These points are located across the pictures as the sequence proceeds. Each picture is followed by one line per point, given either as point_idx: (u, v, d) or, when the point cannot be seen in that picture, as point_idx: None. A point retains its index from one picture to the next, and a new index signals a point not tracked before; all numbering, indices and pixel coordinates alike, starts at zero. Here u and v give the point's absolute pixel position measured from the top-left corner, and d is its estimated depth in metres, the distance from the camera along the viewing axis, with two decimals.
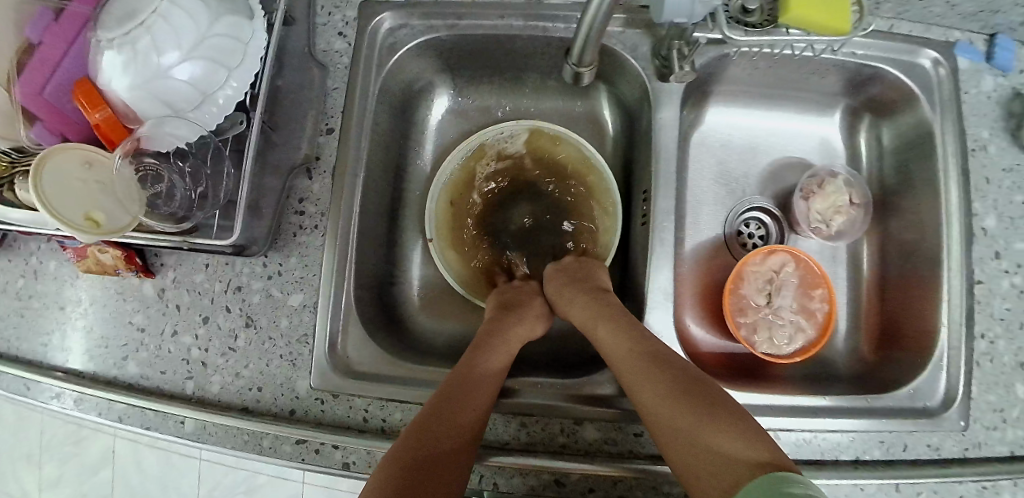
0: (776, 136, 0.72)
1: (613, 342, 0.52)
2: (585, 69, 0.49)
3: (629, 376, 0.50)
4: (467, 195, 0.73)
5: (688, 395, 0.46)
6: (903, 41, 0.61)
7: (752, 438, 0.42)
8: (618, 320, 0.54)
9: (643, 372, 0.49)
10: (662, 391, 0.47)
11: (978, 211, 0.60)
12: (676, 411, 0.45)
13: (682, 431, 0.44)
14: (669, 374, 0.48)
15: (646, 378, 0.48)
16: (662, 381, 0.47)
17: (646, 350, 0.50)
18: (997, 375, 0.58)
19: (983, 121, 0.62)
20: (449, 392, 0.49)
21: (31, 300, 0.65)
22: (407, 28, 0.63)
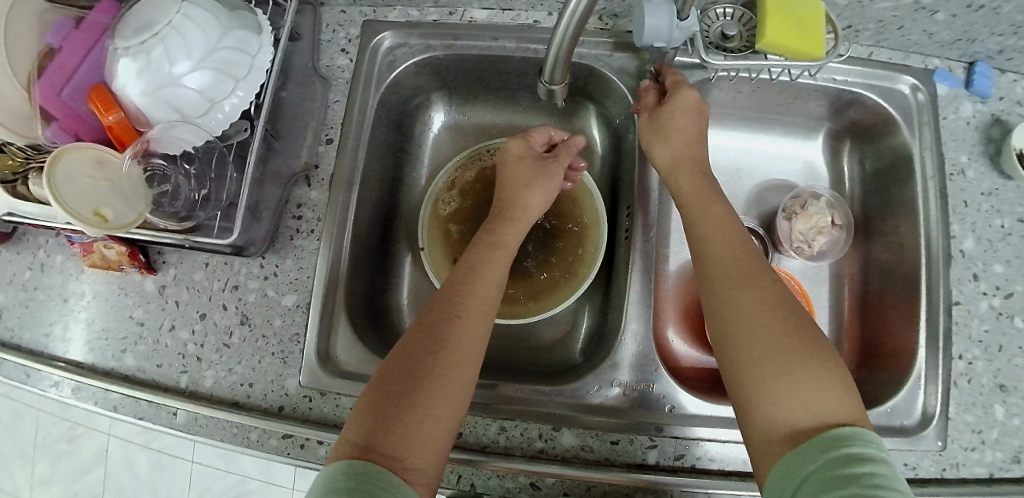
0: (761, 158, 0.74)
1: (723, 251, 0.50)
2: (558, 86, 0.49)
3: (714, 293, 0.49)
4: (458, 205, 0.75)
5: (784, 326, 0.44)
6: (881, 68, 0.63)
7: (837, 392, 0.41)
8: (730, 235, 0.52)
9: (738, 282, 0.48)
10: (756, 311, 0.45)
11: (957, 233, 0.61)
12: (765, 341, 0.44)
13: (759, 354, 0.44)
14: (767, 296, 0.46)
15: (737, 300, 0.47)
16: (757, 302, 0.46)
17: (743, 269, 0.48)
18: (976, 396, 0.58)
19: (961, 146, 0.63)
20: (444, 312, 0.50)
21: (37, 292, 0.69)
22: (405, 46, 0.66)
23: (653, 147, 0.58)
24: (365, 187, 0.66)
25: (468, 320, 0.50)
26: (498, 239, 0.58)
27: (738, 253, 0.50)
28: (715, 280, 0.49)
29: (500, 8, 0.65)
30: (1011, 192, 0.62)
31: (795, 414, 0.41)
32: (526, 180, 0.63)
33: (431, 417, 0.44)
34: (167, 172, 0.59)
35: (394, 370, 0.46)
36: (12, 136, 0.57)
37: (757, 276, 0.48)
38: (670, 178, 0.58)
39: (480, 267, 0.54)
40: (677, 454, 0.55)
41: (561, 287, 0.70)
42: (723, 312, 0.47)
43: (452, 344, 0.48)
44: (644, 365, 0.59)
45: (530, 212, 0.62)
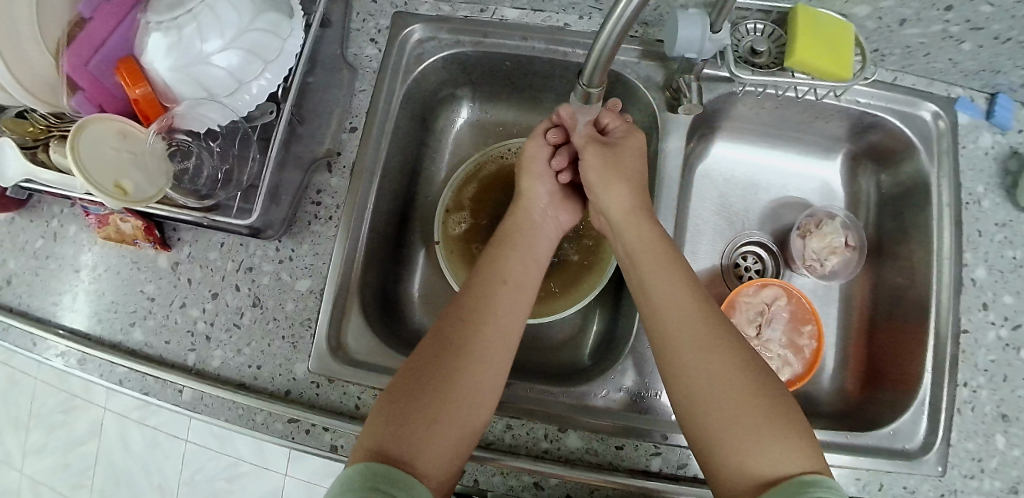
0: (778, 175, 0.75)
1: (679, 311, 0.50)
2: (596, 89, 0.49)
3: (673, 358, 0.48)
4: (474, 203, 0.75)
5: (745, 382, 0.45)
6: (904, 94, 0.64)
7: (801, 441, 0.42)
8: (689, 292, 0.51)
9: (702, 345, 0.47)
10: (720, 366, 0.46)
11: (969, 262, 0.62)
12: (732, 396, 0.45)
13: (728, 412, 0.44)
14: (727, 352, 0.47)
15: (701, 357, 0.47)
16: (718, 360, 0.46)
17: (701, 326, 0.48)
18: (978, 425, 0.58)
19: (978, 176, 0.64)
20: (432, 347, 0.50)
21: (48, 260, 0.69)
22: (435, 40, 0.66)
23: (604, 191, 0.59)
24: (385, 178, 0.66)
25: (491, 317, 0.52)
26: (513, 237, 0.61)
27: (696, 309, 0.50)
28: (673, 343, 0.48)
29: (531, 9, 0.65)
30: None
31: (769, 468, 0.41)
32: (541, 171, 0.65)
33: (446, 418, 0.46)
34: (190, 149, 0.60)
35: (402, 380, 0.48)
36: (40, 105, 0.57)
37: (715, 333, 0.48)
38: (620, 227, 0.58)
39: (496, 268, 0.57)
40: (681, 463, 0.55)
41: (574, 291, 0.70)
42: (687, 375, 0.47)
43: (464, 345, 0.50)
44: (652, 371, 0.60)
45: (535, 195, 0.65)
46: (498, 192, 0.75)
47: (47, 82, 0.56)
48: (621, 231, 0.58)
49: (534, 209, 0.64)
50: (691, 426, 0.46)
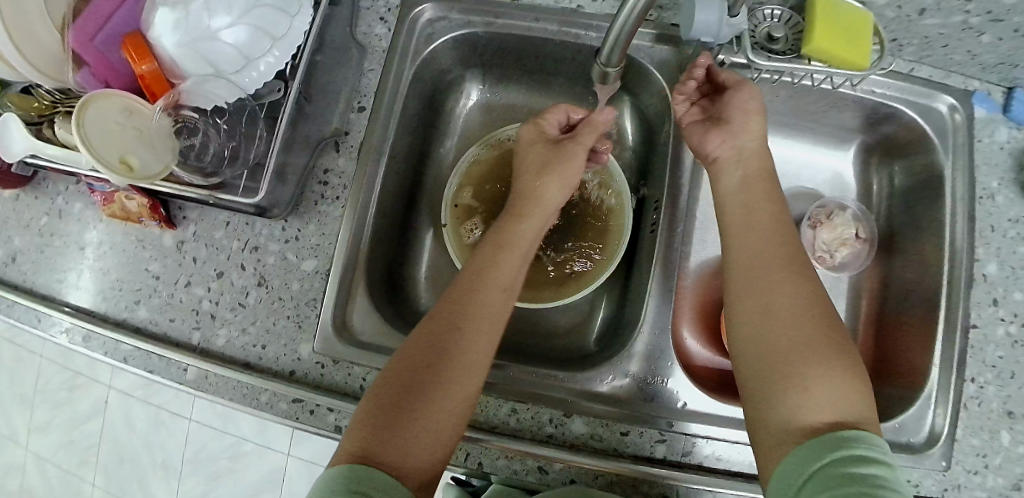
0: (789, 165, 0.74)
1: (765, 251, 0.50)
2: (614, 68, 0.50)
3: (742, 290, 0.50)
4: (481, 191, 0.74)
5: (815, 323, 0.46)
6: (922, 85, 0.62)
7: (852, 401, 0.43)
8: (775, 232, 0.52)
9: (774, 281, 0.49)
10: (789, 309, 0.47)
11: (980, 257, 0.61)
12: (792, 329, 0.46)
13: (788, 352, 0.45)
14: (802, 292, 0.48)
15: (765, 294, 0.48)
16: (792, 308, 0.47)
17: (787, 262, 0.50)
18: (984, 420, 0.58)
19: (993, 171, 0.63)
20: (431, 338, 0.49)
21: (53, 238, 0.69)
22: (445, 20, 0.65)
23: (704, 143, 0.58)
24: (393, 159, 0.65)
25: (473, 322, 0.51)
26: (509, 239, 0.58)
27: (779, 255, 0.50)
28: (750, 279, 0.50)
29: None
30: None
31: (812, 411, 0.43)
32: (543, 167, 0.62)
33: (427, 421, 0.46)
34: (198, 125, 0.59)
35: (387, 382, 0.48)
36: (47, 80, 0.56)
37: (794, 276, 0.49)
38: (716, 173, 0.57)
39: (489, 274, 0.54)
40: (685, 451, 0.55)
41: (584, 274, 0.70)
42: (757, 308, 0.48)
43: (449, 354, 0.49)
44: (658, 359, 0.59)
45: (545, 199, 0.62)
46: (502, 174, 0.74)
47: (52, 57, 0.55)
48: (722, 171, 0.57)
49: (540, 211, 0.61)
50: (744, 361, 0.48)
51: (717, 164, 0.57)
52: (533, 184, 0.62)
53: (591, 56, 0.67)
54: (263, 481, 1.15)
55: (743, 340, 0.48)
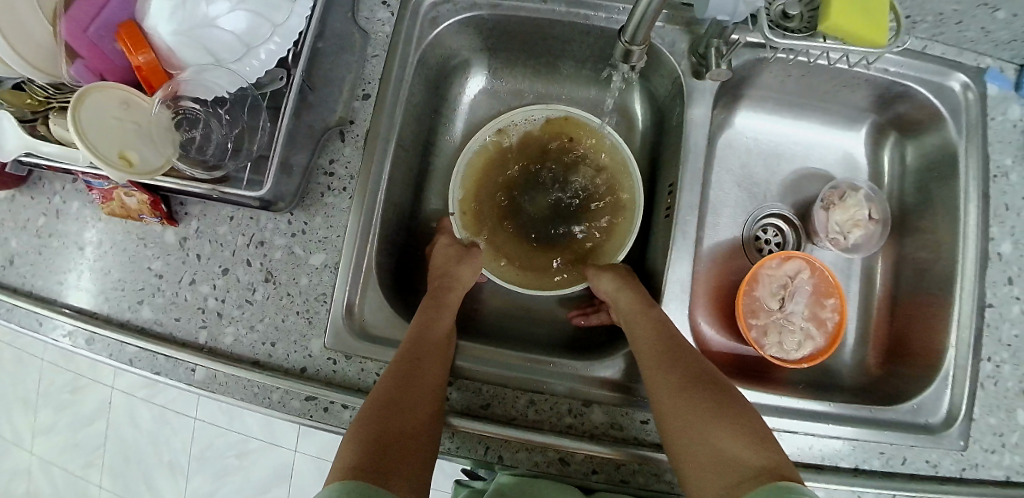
0: (800, 147, 0.73)
1: (657, 334, 0.55)
2: (638, 47, 0.50)
3: (648, 371, 0.54)
4: (484, 190, 0.72)
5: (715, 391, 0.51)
6: (936, 63, 0.61)
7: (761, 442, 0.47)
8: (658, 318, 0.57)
9: (673, 364, 0.53)
10: (696, 403, 0.50)
11: (995, 236, 0.61)
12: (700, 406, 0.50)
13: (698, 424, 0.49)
14: (698, 376, 0.52)
15: (675, 391, 0.51)
16: (690, 399, 0.50)
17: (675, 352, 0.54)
18: (1000, 399, 0.58)
19: (1007, 148, 0.62)
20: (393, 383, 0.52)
21: (51, 238, 0.67)
22: (450, 3, 0.63)
23: (605, 271, 0.64)
24: (400, 149, 0.64)
25: (430, 373, 0.54)
26: (447, 300, 0.62)
27: (673, 349, 0.54)
28: (654, 357, 0.54)
29: None
30: None
31: (730, 458, 0.47)
32: (454, 259, 0.66)
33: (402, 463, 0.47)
34: (201, 116, 0.56)
35: (358, 436, 0.48)
36: (38, 75, 0.54)
37: (687, 359, 0.54)
38: (619, 292, 0.60)
39: (431, 328, 0.57)
40: None
41: (610, 245, 0.69)
42: (665, 395, 0.52)
43: (408, 401, 0.51)
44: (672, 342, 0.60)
45: (464, 284, 0.64)
46: (500, 173, 0.72)
47: (44, 50, 0.53)
48: (618, 300, 0.60)
49: (461, 294, 0.64)
50: (664, 423, 0.51)
51: (615, 293, 0.61)
52: (450, 270, 0.65)
53: (599, 38, 0.65)
54: (271, 478, 1.14)
55: (659, 407, 0.52)
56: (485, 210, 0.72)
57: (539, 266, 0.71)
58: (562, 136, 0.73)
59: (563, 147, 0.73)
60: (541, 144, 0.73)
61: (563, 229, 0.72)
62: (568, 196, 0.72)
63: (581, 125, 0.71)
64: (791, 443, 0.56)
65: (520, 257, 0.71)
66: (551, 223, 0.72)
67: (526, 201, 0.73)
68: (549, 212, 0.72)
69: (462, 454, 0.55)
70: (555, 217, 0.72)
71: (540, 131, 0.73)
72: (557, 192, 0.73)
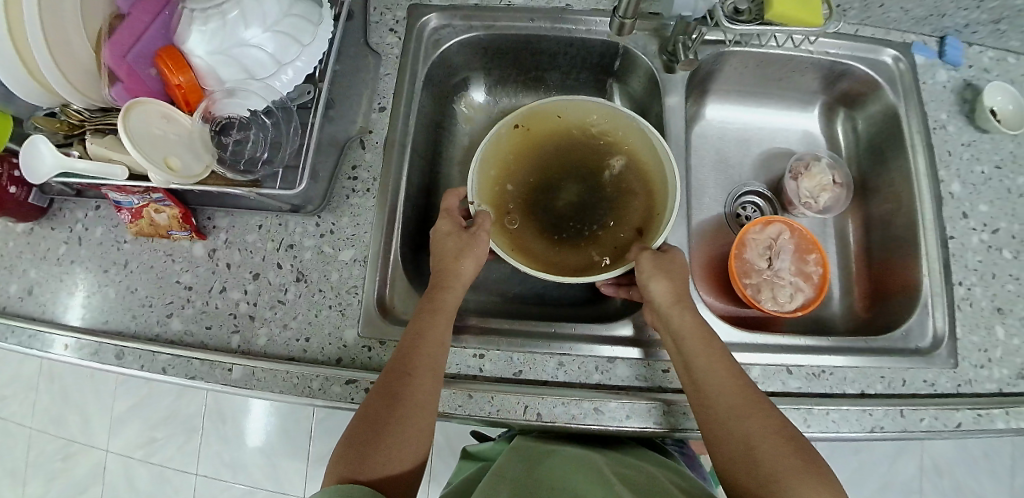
0: (766, 130, 0.82)
1: (724, 375, 0.54)
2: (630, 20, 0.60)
3: (711, 408, 0.52)
4: (508, 207, 0.69)
5: (782, 434, 0.50)
6: (867, 42, 0.73)
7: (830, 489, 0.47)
8: (716, 350, 0.55)
9: (738, 404, 0.52)
10: (768, 449, 0.49)
11: (945, 178, 0.69)
12: (773, 453, 0.49)
13: (766, 474, 0.48)
14: (763, 418, 0.51)
15: (747, 439, 0.50)
16: (763, 445, 0.49)
17: (740, 390, 0.53)
18: (978, 318, 0.65)
19: (940, 106, 0.72)
20: (381, 419, 0.51)
21: (72, 265, 0.68)
22: (450, 27, 0.72)
23: (652, 282, 0.58)
24: (414, 153, 0.70)
25: (419, 389, 0.53)
26: (441, 303, 0.59)
27: (741, 391, 0.53)
28: (721, 399, 0.52)
29: None
30: (987, 144, 0.70)
31: None
32: (456, 250, 0.61)
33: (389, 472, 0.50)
34: (248, 122, 0.61)
35: (343, 453, 0.51)
36: (79, 98, 0.58)
37: (758, 403, 0.52)
38: (670, 314, 0.57)
39: (423, 341, 0.55)
40: None
41: (651, 184, 0.68)
42: (731, 440, 0.50)
43: (396, 417, 0.51)
44: None
45: (464, 279, 0.61)
46: (515, 185, 0.70)
47: (89, 78, 0.58)
48: (670, 320, 0.57)
49: (461, 291, 0.61)
50: (730, 466, 0.50)
51: (664, 311, 0.57)
52: (448, 265, 0.61)
53: (581, 48, 0.74)
54: None
55: (721, 451, 0.51)
56: (522, 224, 0.69)
57: (610, 252, 0.68)
58: (559, 131, 0.72)
59: (566, 144, 0.72)
60: (546, 146, 0.72)
61: (604, 211, 0.70)
62: (592, 180, 0.72)
63: (570, 110, 0.71)
64: (801, 376, 0.61)
65: (575, 255, 0.68)
66: (588, 212, 0.71)
67: (555, 198, 0.71)
68: (581, 205, 0.71)
69: (504, 416, 0.57)
70: (591, 205, 0.71)
71: (538, 134, 0.72)
72: (579, 181, 0.72)
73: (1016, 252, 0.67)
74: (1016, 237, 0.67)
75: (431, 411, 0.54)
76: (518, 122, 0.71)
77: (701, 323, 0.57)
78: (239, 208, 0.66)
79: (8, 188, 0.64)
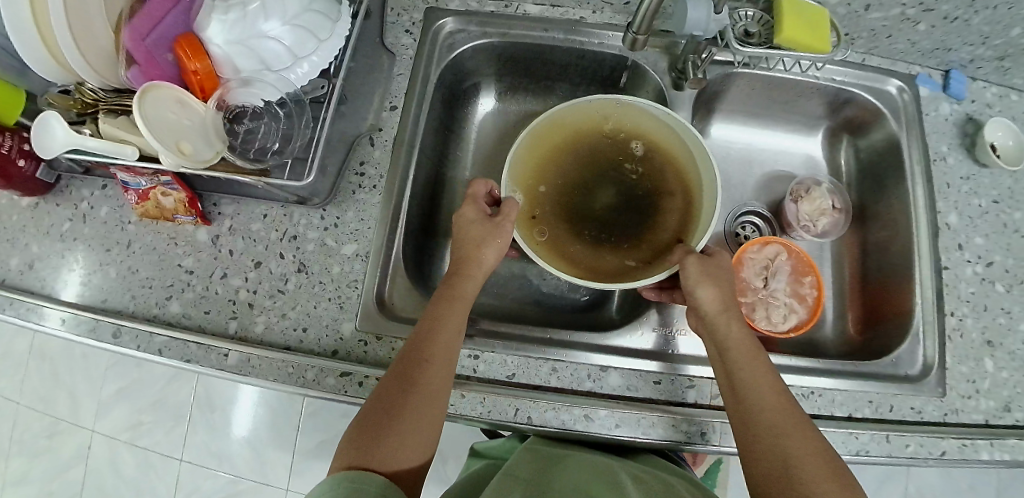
0: (768, 152, 0.84)
1: (770, 391, 0.54)
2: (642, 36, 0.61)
3: (751, 421, 0.52)
4: (544, 213, 0.70)
5: (822, 456, 0.50)
6: (873, 72, 0.74)
7: None
8: (761, 365, 0.55)
9: (779, 420, 0.52)
10: (807, 469, 0.49)
11: (942, 209, 0.70)
12: (812, 472, 0.48)
13: (801, 493, 0.48)
14: (804, 437, 0.51)
15: (784, 455, 0.50)
16: (801, 464, 0.49)
17: (784, 406, 0.53)
18: (968, 349, 0.65)
19: (942, 138, 0.73)
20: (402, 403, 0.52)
21: (75, 243, 0.69)
22: (464, 32, 0.74)
23: (700, 288, 0.58)
24: (421, 152, 0.71)
25: (433, 375, 0.54)
26: (460, 291, 0.59)
27: (784, 408, 0.52)
28: (762, 413, 0.52)
29: (550, 5, 0.74)
30: (986, 178, 0.72)
31: None
32: (480, 237, 0.61)
33: (398, 460, 0.50)
34: (262, 112, 0.62)
35: (355, 435, 0.51)
36: (94, 77, 0.58)
37: (799, 422, 0.52)
38: (717, 323, 0.57)
39: (444, 329, 0.56)
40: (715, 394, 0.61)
41: (686, 181, 0.70)
42: (765, 453, 0.51)
43: (414, 405, 0.52)
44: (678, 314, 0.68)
45: (484, 267, 0.61)
46: (548, 191, 0.71)
47: (105, 58, 0.59)
48: (716, 328, 0.57)
49: (480, 278, 0.61)
50: (762, 478, 0.50)
51: (711, 319, 0.58)
52: (469, 252, 0.61)
53: (593, 61, 0.76)
54: None
55: (753, 461, 0.51)
56: (559, 229, 0.70)
57: (649, 253, 0.69)
58: (593, 134, 0.72)
59: (598, 147, 0.73)
60: (581, 149, 0.73)
61: (641, 213, 0.72)
62: (628, 182, 0.73)
63: (603, 112, 0.71)
64: None
65: (614, 258, 0.69)
66: (625, 214, 0.72)
67: (589, 201, 0.72)
68: (615, 208, 0.72)
69: (494, 419, 0.58)
70: (625, 207, 0.72)
71: (571, 137, 0.72)
72: (611, 183, 0.73)
73: (1009, 285, 0.68)
74: (1009, 271, 0.68)
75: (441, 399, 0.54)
76: (550, 124, 0.71)
77: (750, 336, 0.57)
78: (245, 195, 0.67)
79: (17, 161, 0.64)
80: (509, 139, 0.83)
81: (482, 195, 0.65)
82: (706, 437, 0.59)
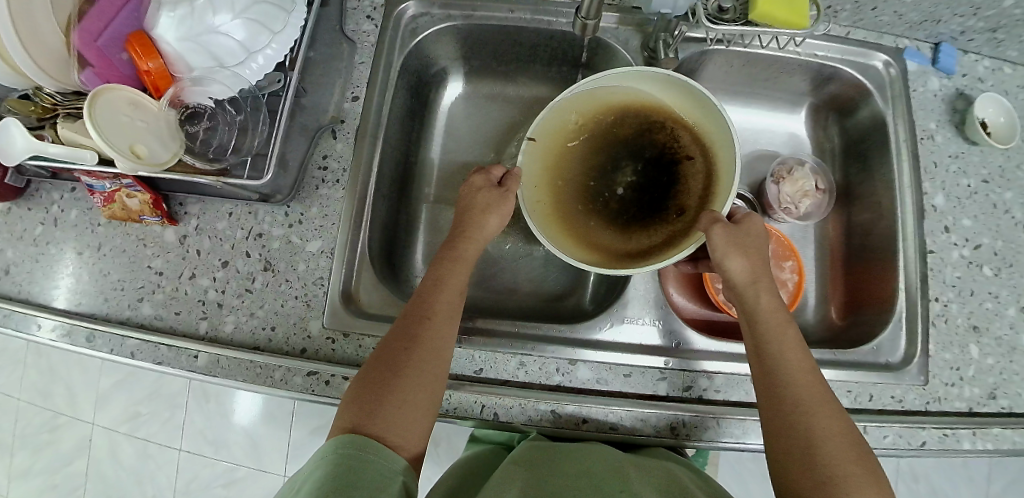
0: (750, 131, 0.81)
1: (798, 365, 0.52)
2: (593, 21, 0.59)
3: (778, 396, 0.51)
4: (566, 209, 0.67)
5: (848, 437, 0.48)
6: (858, 46, 0.70)
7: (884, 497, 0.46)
8: (793, 339, 0.53)
9: (807, 399, 0.50)
10: (832, 449, 0.48)
11: (928, 191, 0.67)
12: (837, 453, 0.47)
13: (823, 474, 0.47)
14: (832, 418, 0.49)
15: (810, 432, 0.48)
16: (827, 443, 0.48)
17: (814, 383, 0.51)
18: (953, 335, 0.63)
19: (929, 115, 0.70)
20: (407, 370, 0.52)
21: (47, 247, 0.69)
22: (427, 15, 0.71)
23: (728, 260, 0.55)
24: (386, 144, 0.69)
25: (437, 336, 0.54)
26: (461, 252, 0.60)
27: (813, 386, 0.51)
28: (788, 386, 0.51)
29: None
30: (975, 156, 0.69)
31: None
32: (486, 205, 0.61)
33: (399, 426, 0.49)
34: (215, 113, 0.61)
35: (356, 395, 0.51)
36: (49, 82, 0.58)
37: (829, 402, 0.50)
38: (746, 293, 0.55)
39: (445, 291, 0.56)
40: (685, 385, 0.61)
41: (700, 142, 0.66)
42: (789, 426, 0.49)
43: (415, 361, 0.52)
44: (656, 306, 0.65)
45: (487, 232, 0.61)
46: (565, 188, 0.68)
47: (58, 61, 0.58)
48: (746, 299, 0.55)
49: (482, 245, 0.61)
50: (781, 453, 0.49)
51: (740, 289, 0.56)
52: (472, 219, 0.61)
53: (562, 41, 0.73)
54: None
55: (778, 436, 0.50)
56: (584, 218, 0.67)
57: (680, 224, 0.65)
58: (601, 118, 0.69)
59: (605, 132, 0.69)
60: (591, 134, 0.69)
61: (664, 186, 0.68)
62: (643, 157, 0.69)
63: (606, 93, 0.67)
64: None
65: (644, 239, 0.66)
66: (647, 192, 0.69)
67: (608, 187, 0.69)
68: (634, 188, 0.69)
69: (461, 414, 0.59)
70: (645, 185, 0.69)
71: (579, 124, 0.68)
72: (625, 166, 0.70)
73: (997, 269, 0.65)
74: (998, 254, 0.66)
75: (442, 366, 0.54)
76: (555, 121, 0.67)
77: (782, 307, 0.55)
78: (209, 194, 0.66)
79: None
80: (481, 126, 0.81)
81: (499, 176, 0.64)
82: (676, 430, 0.59)
